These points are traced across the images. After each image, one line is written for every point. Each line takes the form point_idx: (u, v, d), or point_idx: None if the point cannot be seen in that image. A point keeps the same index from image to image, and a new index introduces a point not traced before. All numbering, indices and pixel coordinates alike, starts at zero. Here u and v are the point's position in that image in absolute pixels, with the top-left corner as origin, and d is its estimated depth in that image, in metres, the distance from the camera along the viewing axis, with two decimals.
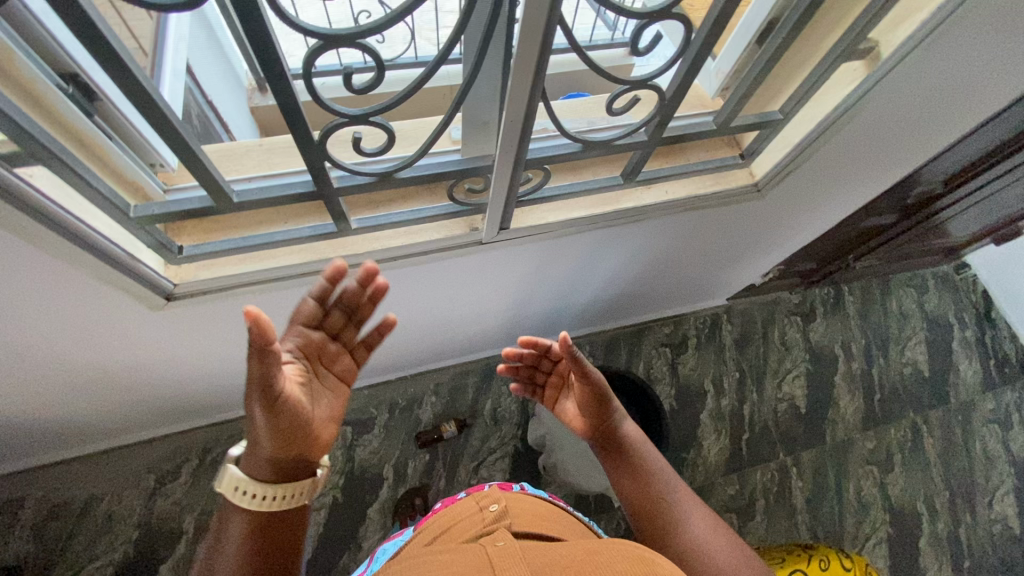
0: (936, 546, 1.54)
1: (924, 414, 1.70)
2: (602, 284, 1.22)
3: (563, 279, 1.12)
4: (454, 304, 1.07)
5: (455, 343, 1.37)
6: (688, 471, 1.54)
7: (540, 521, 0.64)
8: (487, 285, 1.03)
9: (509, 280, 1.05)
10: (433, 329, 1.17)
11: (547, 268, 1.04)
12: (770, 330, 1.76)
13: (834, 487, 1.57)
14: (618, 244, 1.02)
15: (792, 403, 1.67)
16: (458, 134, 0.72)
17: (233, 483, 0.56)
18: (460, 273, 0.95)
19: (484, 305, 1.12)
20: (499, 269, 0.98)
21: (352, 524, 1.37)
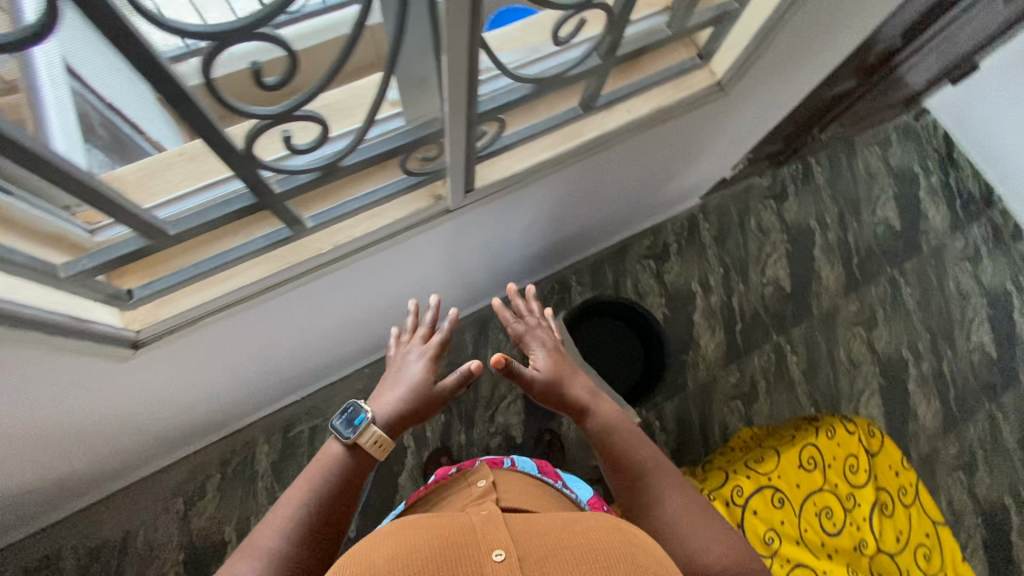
0: (924, 385, 1.65)
1: (900, 266, 1.77)
2: (578, 215, 1.19)
3: (539, 219, 1.08)
4: (433, 272, 1.04)
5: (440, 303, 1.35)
6: (690, 370, 1.60)
7: (529, 496, 0.66)
8: (463, 247, 1.00)
9: (485, 236, 1.01)
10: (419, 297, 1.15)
11: (520, 215, 1.00)
12: (746, 219, 1.77)
13: (826, 354, 1.65)
14: (588, 175, 0.97)
15: (776, 284, 1.71)
16: (396, 95, 0.60)
17: (376, 439, 0.77)
18: (433, 245, 0.90)
19: (464, 263, 1.09)
20: (473, 230, 0.94)
21: (387, 493, 1.44)
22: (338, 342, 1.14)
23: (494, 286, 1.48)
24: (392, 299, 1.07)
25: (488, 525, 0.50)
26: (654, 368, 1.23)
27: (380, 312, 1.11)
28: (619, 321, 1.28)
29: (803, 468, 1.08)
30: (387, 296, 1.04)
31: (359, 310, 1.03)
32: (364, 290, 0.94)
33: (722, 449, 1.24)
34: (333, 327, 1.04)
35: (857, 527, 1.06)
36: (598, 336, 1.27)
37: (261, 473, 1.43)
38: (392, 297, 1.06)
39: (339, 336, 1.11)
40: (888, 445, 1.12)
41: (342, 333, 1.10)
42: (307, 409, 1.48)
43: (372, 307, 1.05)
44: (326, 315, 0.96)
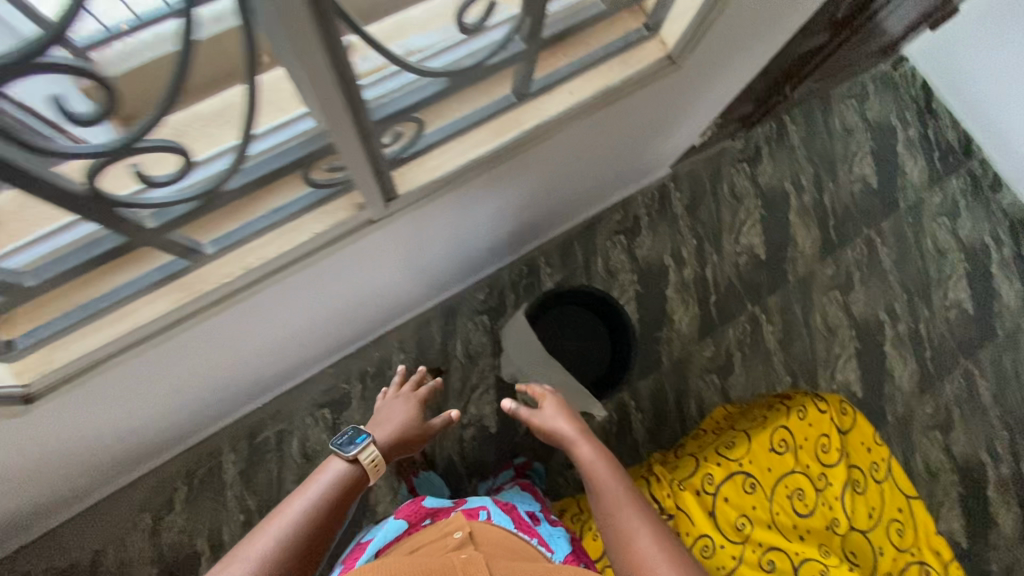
0: (900, 346, 1.64)
1: (877, 226, 1.72)
2: (533, 200, 1.12)
3: (489, 210, 1.01)
4: (378, 275, 0.97)
5: (398, 300, 1.29)
6: (664, 347, 1.56)
7: (503, 545, 0.76)
8: (407, 248, 0.93)
9: (430, 235, 0.94)
10: (370, 298, 1.09)
11: (466, 211, 0.93)
12: (719, 186, 1.70)
13: (802, 321, 1.62)
14: (536, 163, 0.90)
15: (751, 252, 1.66)
16: (274, 93, 0.52)
17: (374, 459, 0.88)
18: (369, 251, 0.84)
19: (412, 262, 1.01)
20: (412, 232, 0.87)
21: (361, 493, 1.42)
22: (283, 346, 1.09)
23: (457, 276, 1.41)
24: (337, 304, 1.01)
25: (469, 568, 0.64)
26: (621, 353, 1.18)
27: (328, 317, 1.05)
28: (583, 307, 1.21)
29: (774, 451, 1.06)
30: (330, 303, 0.98)
31: (300, 318, 0.97)
32: (298, 300, 0.87)
33: (694, 432, 1.22)
34: (271, 334, 0.98)
35: (829, 506, 1.05)
36: (562, 324, 1.19)
37: (229, 482, 1.40)
38: (338, 303, 1.00)
39: (283, 343, 1.05)
40: (860, 422, 1.10)
41: (285, 338, 1.04)
42: (271, 413, 1.44)
43: (315, 314, 0.99)
44: (259, 325, 0.90)
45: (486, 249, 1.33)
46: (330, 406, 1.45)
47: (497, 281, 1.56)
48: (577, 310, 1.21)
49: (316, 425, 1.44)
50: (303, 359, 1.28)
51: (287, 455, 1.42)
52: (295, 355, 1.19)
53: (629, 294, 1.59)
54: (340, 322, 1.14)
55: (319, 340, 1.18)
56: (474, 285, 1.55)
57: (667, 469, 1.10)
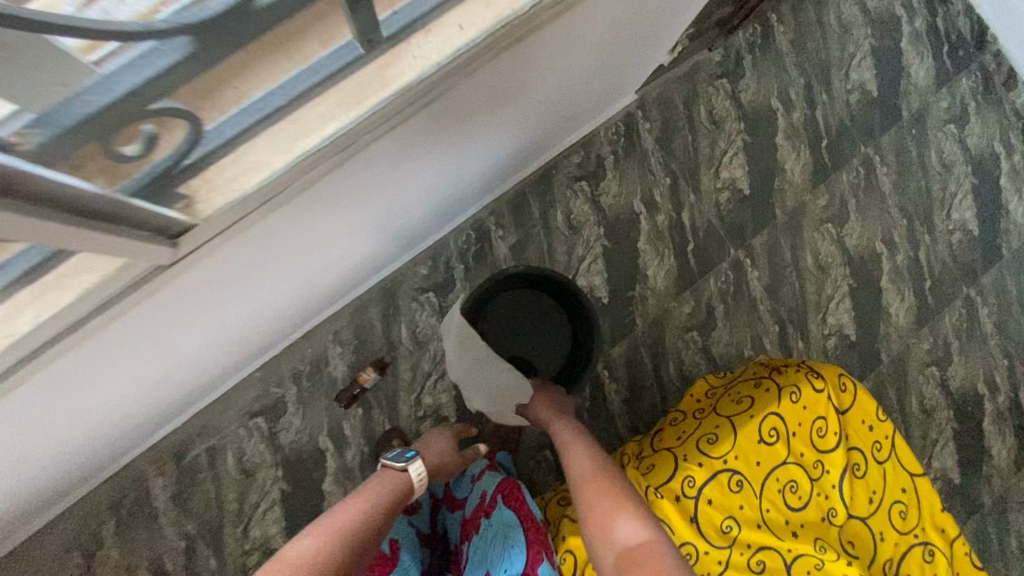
0: (898, 279, 1.47)
1: (876, 142, 1.49)
2: (461, 159, 0.88)
3: (399, 186, 0.78)
4: (268, 288, 0.76)
5: (317, 300, 1.07)
6: (639, 308, 1.38)
7: None
8: (294, 254, 0.71)
9: (323, 233, 0.72)
10: (273, 307, 0.88)
11: (363, 195, 0.70)
12: (694, 110, 1.43)
13: (791, 262, 1.44)
14: (443, 121, 0.67)
15: (733, 188, 1.43)
16: None
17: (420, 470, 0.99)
18: (231, 269, 0.62)
19: (303, 268, 0.79)
20: (289, 237, 0.65)
21: (312, 503, 1.28)
22: (177, 379, 0.90)
23: (390, 256, 1.19)
24: (228, 325, 0.81)
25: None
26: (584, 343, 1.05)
27: (223, 338, 0.86)
28: (536, 293, 1.06)
29: (763, 443, 0.92)
30: (215, 328, 0.78)
31: (181, 352, 0.78)
32: (157, 340, 0.68)
33: (671, 415, 1.07)
34: (148, 377, 0.79)
35: (825, 496, 0.92)
36: (513, 314, 1.05)
37: (162, 508, 1.25)
38: (227, 324, 0.80)
39: (174, 375, 0.86)
40: (861, 397, 0.95)
41: (175, 373, 0.85)
42: (197, 429, 1.26)
43: (202, 342, 0.80)
44: (121, 376, 0.71)
45: (416, 222, 1.10)
46: (264, 414, 1.27)
47: (441, 251, 1.33)
48: (530, 297, 1.07)
49: (252, 437, 1.27)
50: (215, 377, 1.10)
51: (223, 472, 1.26)
52: (199, 378, 1.01)
53: (596, 250, 1.38)
54: (245, 338, 0.94)
55: (224, 358, 0.99)
56: (415, 258, 1.32)
57: (642, 470, 0.96)
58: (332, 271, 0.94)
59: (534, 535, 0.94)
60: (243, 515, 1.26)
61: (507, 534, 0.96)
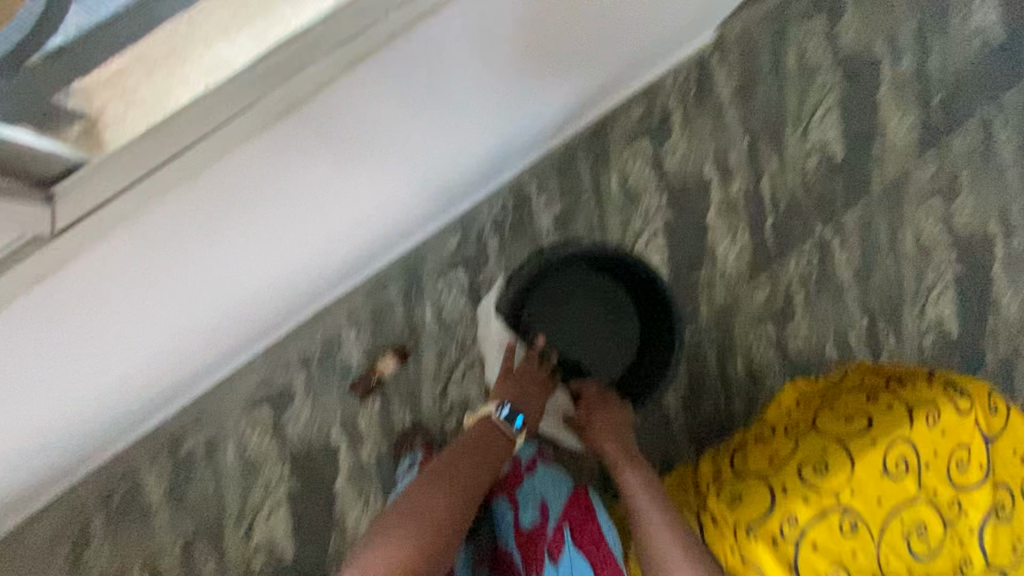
0: (1013, 266, 1.24)
1: (999, 100, 1.23)
2: (484, 97, 0.75)
3: (409, 133, 0.69)
4: (270, 243, 0.69)
5: (323, 267, 0.88)
6: (704, 293, 1.17)
7: None
8: (291, 198, 0.64)
9: (320, 176, 0.64)
10: (284, 277, 0.81)
11: (361, 132, 0.62)
12: (782, 56, 1.18)
13: (887, 243, 1.21)
14: (449, 38, 0.59)
15: (824, 151, 1.19)
16: None
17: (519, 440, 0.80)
18: (220, 196, 0.56)
19: (297, 194, 0.65)
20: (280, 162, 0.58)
21: (323, 506, 1.12)
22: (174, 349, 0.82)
23: (411, 223, 1.00)
24: (231, 290, 0.74)
25: None
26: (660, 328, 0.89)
27: (226, 308, 0.79)
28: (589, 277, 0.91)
29: (888, 477, 0.73)
30: (215, 289, 0.71)
31: (180, 315, 0.71)
32: (144, 289, 0.61)
33: (755, 429, 0.87)
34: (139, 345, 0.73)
35: (960, 543, 0.74)
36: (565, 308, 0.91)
37: (155, 507, 1.10)
38: (230, 288, 0.73)
39: (170, 346, 0.79)
40: (1013, 422, 0.76)
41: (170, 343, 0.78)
42: (193, 418, 1.10)
43: (201, 307, 0.73)
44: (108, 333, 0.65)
45: (444, 181, 0.91)
46: (268, 403, 1.11)
47: (473, 221, 1.13)
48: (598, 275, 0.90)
49: (255, 428, 1.11)
50: (202, 358, 0.93)
51: (223, 468, 1.11)
52: (174, 358, 0.84)
53: (656, 224, 1.17)
54: (251, 313, 0.86)
55: (209, 333, 0.83)
56: (443, 228, 1.13)
57: (727, 501, 0.77)
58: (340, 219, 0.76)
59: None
60: (246, 516, 1.12)
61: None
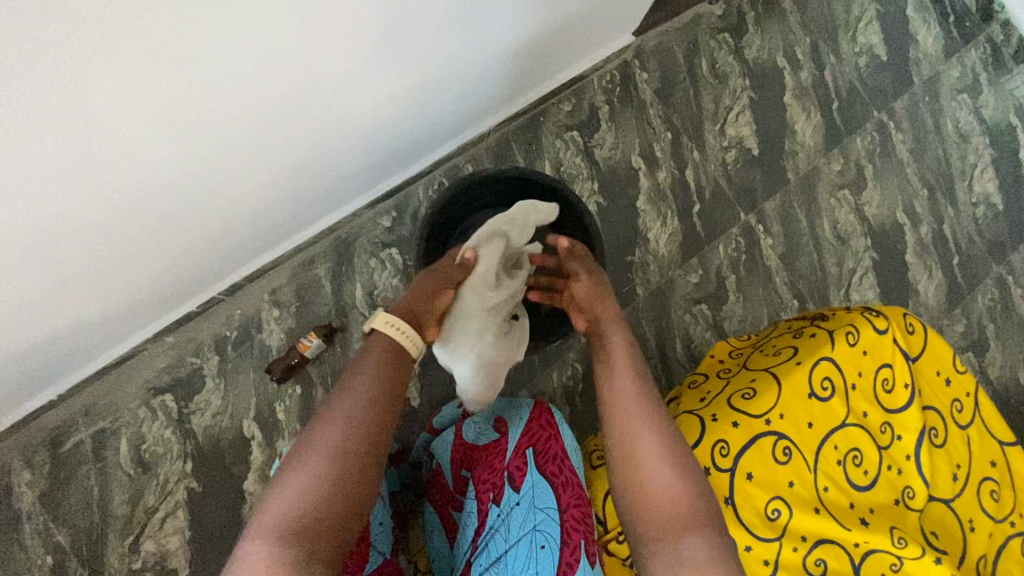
0: (923, 254, 1.32)
1: (889, 108, 1.37)
2: (404, 39, 0.76)
3: (332, 43, 0.67)
4: (185, 119, 0.64)
5: (235, 203, 0.85)
6: (639, 275, 1.18)
7: None
8: (219, 66, 0.59)
9: (246, 53, 0.60)
10: (194, 179, 0.74)
11: (299, 32, 0.62)
12: (696, 63, 1.29)
13: (807, 230, 1.27)
14: None
15: (741, 146, 1.28)
16: None
17: (386, 321, 0.64)
18: (137, 22, 0.49)
19: (216, 95, 0.63)
20: (217, 19, 0.54)
21: (229, 508, 0.99)
22: (61, 250, 0.71)
23: (334, 184, 0.98)
24: (133, 172, 0.66)
25: None
26: (560, 215, 0.95)
27: (122, 201, 0.70)
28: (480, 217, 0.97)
29: (815, 398, 0.71)
30: (112, 164, 0.63)
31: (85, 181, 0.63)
32: (62, 135, 0.55)
33: (690, 378, 0.84)
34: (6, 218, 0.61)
35: (898, 471, 0.72)
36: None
37: (25, 514, 0.94)
38: (129, 169, 0.66)
39: (49, 238, 0.68)
40: (933, 343, 0.77)
41: (48, 232, 0.67)
42: (83, 408, 0.98)
43: (94, 184, 0.64)
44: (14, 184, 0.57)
45: (364, 137, 0.91)
46: (174, 389, 1.01)
47: (407, 201, 1.12)
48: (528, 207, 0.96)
49: (156, 420, 1.00)
50: (90, 308, 0.85)
51: (112, 466, 0.98)
52: (54, 292, 0.77)
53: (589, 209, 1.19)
54: (152, 223, 0.77)
55: (103, 264, 0.79)
56: (376, 207, 1.11)
57: None
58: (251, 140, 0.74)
59: (569, 524, 0.72)
60: (134, 523, 0.97)
61: (536, 523, 0.73)
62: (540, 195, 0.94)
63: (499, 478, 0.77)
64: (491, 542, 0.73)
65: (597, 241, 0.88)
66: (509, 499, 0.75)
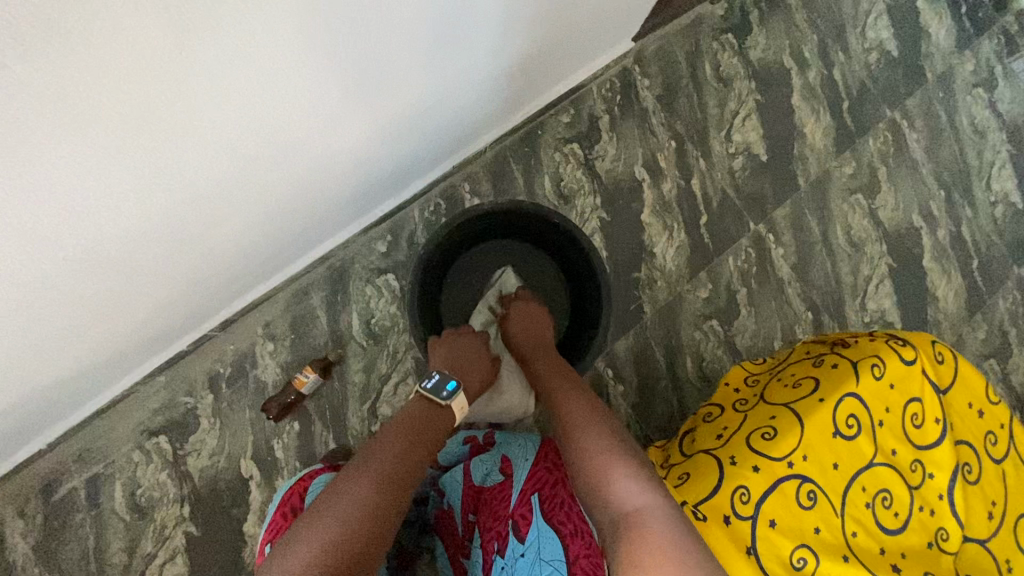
0: (941, 258, 1.27)
1: (902, 106, 1.32)
2: (389, 65, 0.71)
3: (310, 78, 0.63)
4: (149, 166, 0.59)
5: (218, 242, 0.81)
6: (646, 292, 1.14)
7: None
8: (181, 111, 0.55)
9: (217, 97, 0.56)
10: (171, 222, 0.70)
11: (274, 69, 0.58)
12: (699, 67, 1.23)
13: (820, 238, 1.22)
14: None
15: (748, 153, 1.23)
16: None
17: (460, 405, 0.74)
18: (80, 73, 0.44)
19: (189, 140, 0.59)
20: (171, 65, 0.49)
21: (229, 552, 0.96)
22: (28, 307, 0.67)
23: (325, 213, 0.94)
24: (97, 225, 0.62)
25: None
26: (555, 241, 0.92)
27: (91, 254, 0.66)
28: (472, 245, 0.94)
29: (840, 437, 0.67)
30: (73, 218, 0.58)
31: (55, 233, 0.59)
32: (26, 194, 0.52)
33: (704, 411, 0.80)
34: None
35: (931, 511, 0.68)
36: (475, 291, 0.95)
37: (20, 566, 0.91)
38: (92, 222, 0.61)
39: (16, 298, 0.64)
40: (964, 372, 0.73)
41: (14, 291, 0.63)
42: (75, 453, 0.95)
43: (57, 239, 0.60)
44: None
45: (353, 165, 0.87)
46: (168, 431, 0.97)
47: (402, 225, 1.08)
48: (526, 233, 0.93)
49: (151, 463, 0.96)
50: (71, 356, 0.81)
51: (107, 513, 0.95)
52: (32, 347, 0.73)
53: (592, 225, 1.15)
54: (131, 268, 0.73)
55: (80, 315, 0.75)
56: (370, 233, 1.07)
57: (673, 481, 0.69)
58: (230, 179, 0.70)
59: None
60: (132, 571, 0.94)
61: None
62: (533, 223, 0.91)
63: (504, 527, 0.72)
64: None
65: (599, 268, 0.84)
66: (513, 551, 0.70)
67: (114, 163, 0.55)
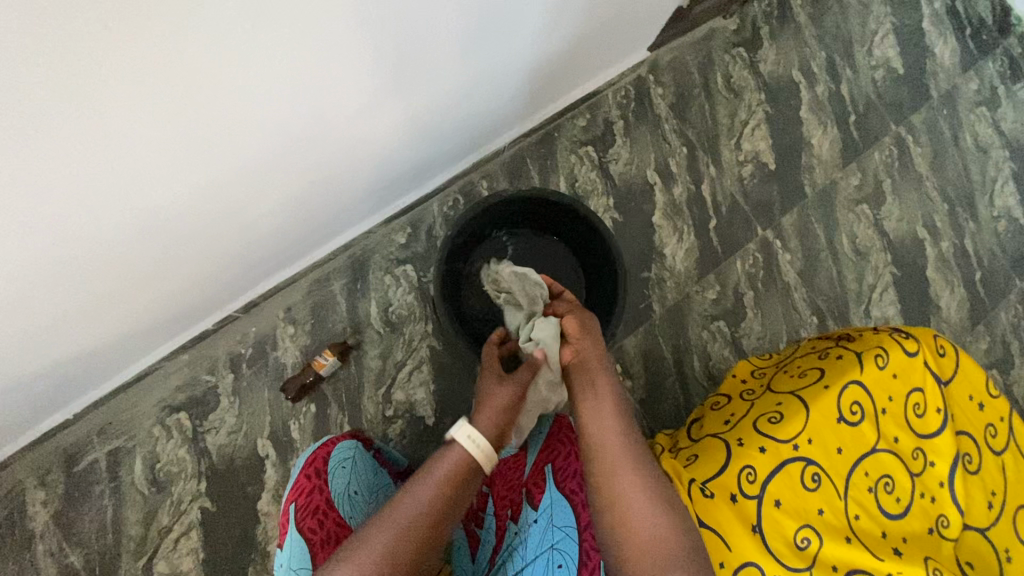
0: (945, 270, 1.30)
1: (907, 122, 1.36)
2: (422, 61, 0.76)
3: (352, 70, 0.68)
4: (201, 146, 0.63)
5: (251, 224, 0.86)
6: (656, 291, 1.17)
7: None
8: (241, 99, 0.60)
9: (271, 86, 0.62)
10: (211, 201, 0.75)
11: (322, 60, 0.63)
12: (711, 78, 1.28)
13: (826, 246, 1.26)
14: None
15: (756, 161, 1.27)
16: None
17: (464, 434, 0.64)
18: (160, 58, 0.50)
19: (239, 123, 0.64)
20: (241, 57, 0.55)
21: (242, 529, 0.98)
22: (74, 275, 0.71)
23: (350, 203, 0.99)
24: (146, 198, 0.66)
25: None
26: (574, 230, 0.96)
27: (136, 225, 0.70)
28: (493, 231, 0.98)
29: (844, 422, 0.69)
30: (125, 190, 0.63)
31: (108, 203, 0.63)
32: (91, 163, 0.56)
33: (712, 400, 0.83)
34: (24, 242, 0.61)
35: (932, 498, 0.70)
36: None
37: (38, 534, 0.94)
38: (143, 194, 0.65)
39: (63, 263, 0.67)
40: (965, 366, 0.76)
41: (63, 256, 0.67)
42: (98, 427, 0.98)
43: (110, 208, 0.64)
44: (41, 210, 0.58)
45: (380, 158, 0.92)
46: (188, 408, 1.00)
47: (421, 217, 1.12)
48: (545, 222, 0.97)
49: (170, 439, 0.99)
50: (102, 328, 0.84)
51: (126, 485, 0.97)
52: (72, 314, 0.77)
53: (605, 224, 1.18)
54: (169, 244, 0.77)
55: (118, 288, 0.79)
56: (392, 224, 1.11)
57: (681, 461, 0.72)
58: (269, 162, 0.75)
59: (589, 544, 0.70)
60: (147, 543, 0.96)
61: (554, 542, 0.71)
62: (554, 214, 0.95)
63: (517, 496, 0.76)
64: (512, 559, 0.72)
65: (616, 256, 0.87)
66: (527, 518, 0.74)
67: (173, 140, 0.60)
